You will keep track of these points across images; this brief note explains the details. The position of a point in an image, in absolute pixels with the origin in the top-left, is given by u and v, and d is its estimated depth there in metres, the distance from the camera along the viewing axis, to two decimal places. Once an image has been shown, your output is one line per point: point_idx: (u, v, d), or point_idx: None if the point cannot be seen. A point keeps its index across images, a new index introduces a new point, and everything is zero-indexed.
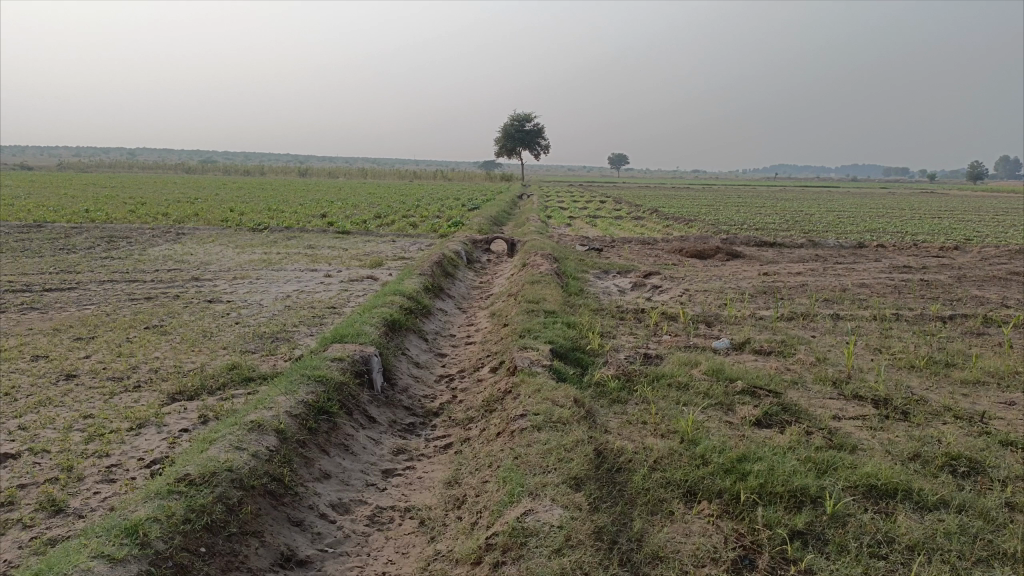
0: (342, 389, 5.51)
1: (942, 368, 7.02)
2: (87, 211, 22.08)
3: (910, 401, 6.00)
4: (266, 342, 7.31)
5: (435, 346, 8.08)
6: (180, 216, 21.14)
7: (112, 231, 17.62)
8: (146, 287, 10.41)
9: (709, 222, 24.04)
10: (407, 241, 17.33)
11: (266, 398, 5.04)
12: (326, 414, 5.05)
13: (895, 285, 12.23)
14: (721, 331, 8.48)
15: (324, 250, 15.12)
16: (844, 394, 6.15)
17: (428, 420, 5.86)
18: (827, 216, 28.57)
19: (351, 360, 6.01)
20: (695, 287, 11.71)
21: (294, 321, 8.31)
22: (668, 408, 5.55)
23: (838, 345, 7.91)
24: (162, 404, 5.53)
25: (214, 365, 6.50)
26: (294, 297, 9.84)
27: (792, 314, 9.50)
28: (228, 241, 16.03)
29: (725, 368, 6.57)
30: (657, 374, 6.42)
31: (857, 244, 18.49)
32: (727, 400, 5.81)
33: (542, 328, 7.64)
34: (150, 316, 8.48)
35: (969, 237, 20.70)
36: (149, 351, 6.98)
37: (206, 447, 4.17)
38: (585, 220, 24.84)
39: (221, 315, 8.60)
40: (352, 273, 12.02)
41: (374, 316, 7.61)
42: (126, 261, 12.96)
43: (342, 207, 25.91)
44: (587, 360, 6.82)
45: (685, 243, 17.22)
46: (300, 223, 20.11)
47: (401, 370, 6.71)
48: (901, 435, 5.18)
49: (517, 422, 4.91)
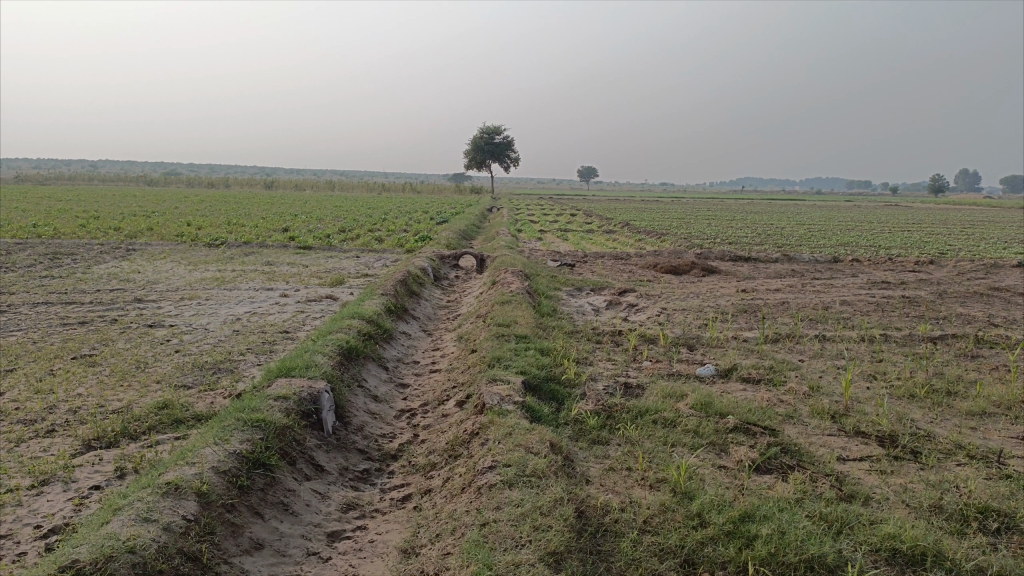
0: (284, 434, 4.80)
1: (944, 398, 6.50)
2: (34, 225, 21.03)
3: (917, 437, 5.45)
4: (206, 375, 6.57)
5: (396, 375, 7.39)
6: (133, 231, 20.18)
7: (58, 247, 16.63)
8: (83, 310, 9.56)
9: (682, 236, 23.68)
10: (371, 256, 16.60)
11: (190, 451, 4.32)
12: (262, 467, 4.35)
13: (877, 302, 11.79)
14: (704, 355, 7.90)
15: (283, 267, 14.34)
16: (846, 430, 5.58)
17: (385, 466, 5.18)
18: (799, 229, 28.44)
19: (297, 399, 5.31)
20: (673, 306, 11.15)
21: (241, 348, 7.57)
22: (654, 453, 4.95)
23: (830, 370, 7.37)
24: (75, 454, 4.78)
25: (143, 404, 5.74)
26: (245, 321, 9.07)
27: (777, 336, 8.96)
28: (180, 258, 15.17)
29: (713, 401, 5.98)
30: (640, 408, 5.80)
31: (832, 258, 18.15)
32: (719, 440, 5.20)
33: (513, 356, 6.99)
34: (81, 344, 7.66)
35: (942, 251, 20.45)
36: (72, 387, 6.19)
37: (108, 520, 3.44)
38: (557, 234, 24.38)
39: (161, 343, 7.81)
40: (310, 293, 11.28)
41: (329, 344, 6.90)
42: (66, 280, 12.04)
43: (306, 220, 25.13)
44: (562, 392, 6.19)
45: (660, 258, 16.71)
46: (260, 237, 19.28)
47: (355, 406, 6.01)
48: (916, 482, 4.62)
49: (484, 475, 4.25)
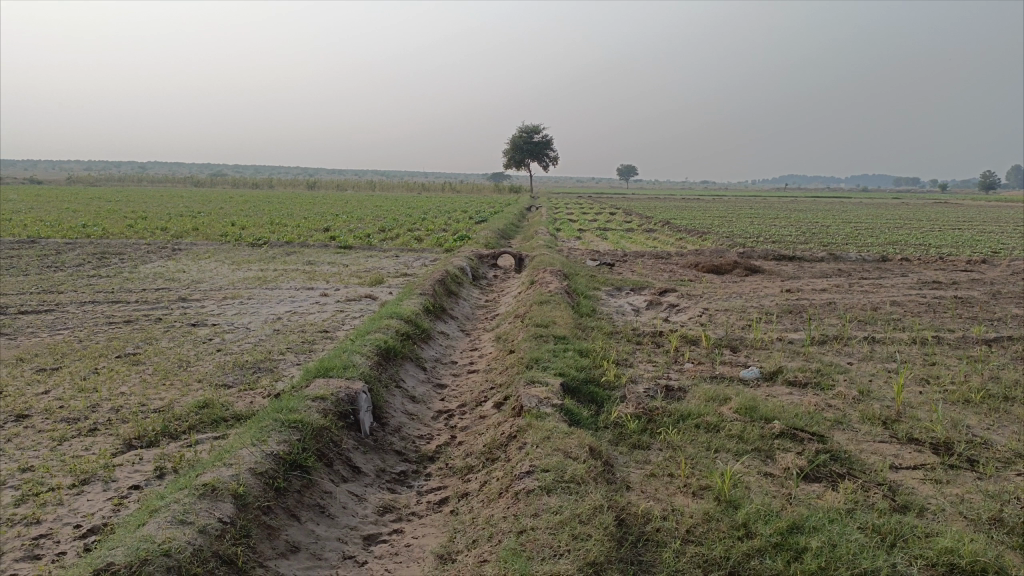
0: (322, 435, 4.78)
1: (1002, 403, 6.23)
2: (84, 225, 21.54)
3: (974, 445, 5.22)
4: (246, 375, 6.60)
5: (434, 375, 7.35)
6: (179, 230, 20.56)
7: (107, 246, 17.00)
8: (128, 309, 9.72)
9: (724, 234, 23.31)
10: (410, 256, 16.64)
11: (228, 451, 4.31)
12: (299, 468, 4.32)
13: (929, 303, 11.42)
14: (748, 358, 7.70)
15: (324, 266, 14.45)
16: (898, 437, 5.37)
17: (422, 468, 5.13)
18: (845, 227, 27.80)
19: (335, 400, 5.29)
20: (715, 306, 10.94)
21: (281, 348, 7.60)
22: (696, 459, 4.81)
23: (880, 374, 7.13)
24: (116, 453, 4.82)
25: (183, 403, 5.78)
26: (285, 320, 9.13)
27: (824, 337, 8.71)
28: (224, 257, 15.39)
29: (758, 406, 5.80)
30: (682, 412, 5.66)
31: (880, 257, 17.67)
32: (764, 446, 5.04)
33: (551, 357, 6.89)
34: (125, 343, 7.77)
35: (997, 250, 19.77)
36: (115, 386, 6.27)
37: (144, 521, 3.44)
38: (596, 233, 24.20)
39: (202, 342, 7.88)
40: (350, 292, 11.33)
41: (367, 344, 6.89)
42: (113, 280, 12.27)
43: (346, 220, 25.35)
44: (602, 395, 6.07)
45: (701, 258, 16.45)
46: (301, 237, 19.48)
47: (393, 407, 5.97)
48: (974, 493, 4.41)
49: (522, 480, 4.16)
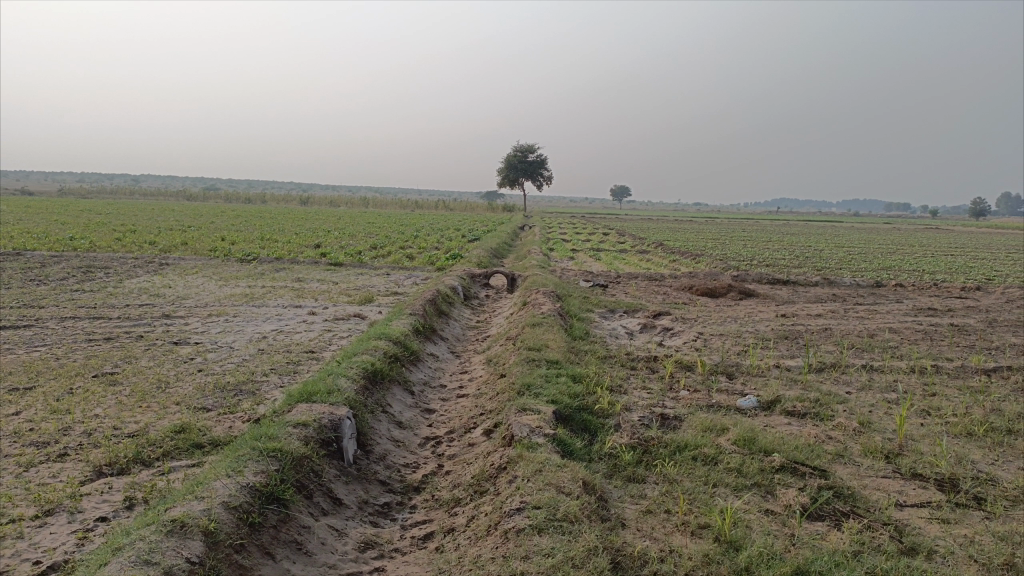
0: (302, 465, 4.55)
1: (1006, 437, 6.05)
2: (71, 238, 21.25)
3: (981, 482, 5.03)
4: (226, 397, 6.36)
5: (422, 400, 7.13)
6: (168, 245, 20.29)
7: (93, 260, 16.74)
8: (109, 326, 9.47)
9: (717, 257, 23.21)
10: (402, 274, 16.45)
11: (202, 483, 4.09)
12: (276, 501, 4.09)
13: (925, 330, 11.28)
14: (745, 385, 7.51)
15: (313, 284, 14.22)
16: (902, 471, 5.18)
17: (407, 499, 4.90)
18: (838, 251, 27.77)
19: (317, 426, 5.07)
20: (710, 330, 10.78)
21: (264, 369, 7.37)
22: (694, 494, 4.61)
23: (881, 404, 6.95)
24: (84, 481, 4.58)
25: (159, 427, 5.54)
26: (270, 339, 8.90)
27: (822, 365, 8.54)
28: (212, 273, 15.18)
29: (757, 437, 5.60)
30: (679, 443, 5.46)
31: (875, 282, 17.58)
32: (765, 481, 4.84)
33: (543, 383, 6.68)
34: (104, 361, 7.53)
35: (990, 277, 19.69)
36: (90, 407, 6.02)
37: (106, 561, 3.21)
38: (589, 253, 24.09)
39: (184, 361, 7.65)
40: (338, 311, 11.12)
41: (353, 366, 6.66)
42: (97, 295, 12.02)
43: (338, 236, 25.13)
44: (595, 423, 5.87)
45: (694, 280, 16.30)
46: (291, 253, 19.26)
47: (378, 433, 5.75)
48: (984, 533, 4.21)
49: (511, 517, 3.95)
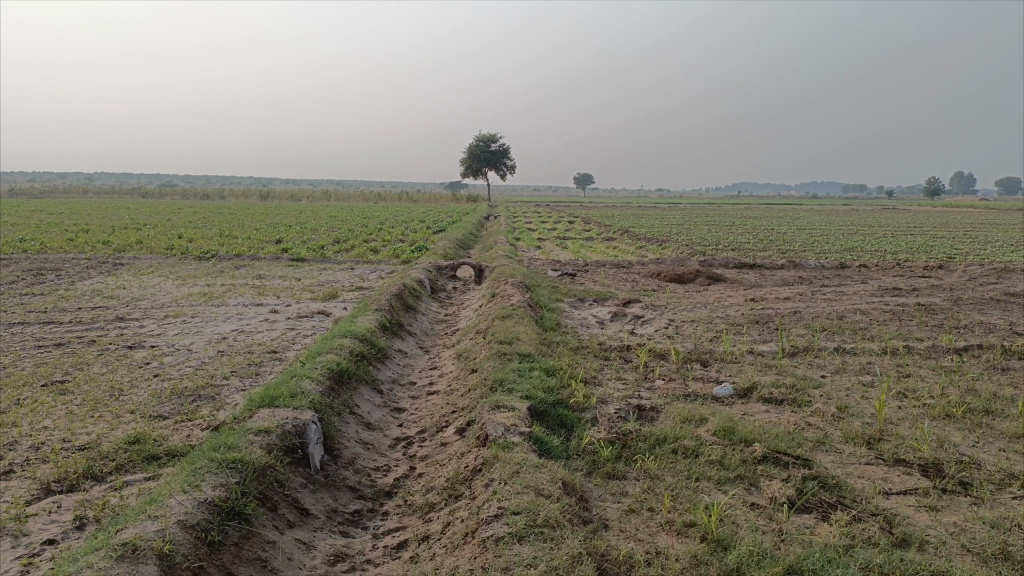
0: (265, 475, 4.30)
1: (983, 418, 6.00)
2: (20, 239, 20.44)
3: (964, 466, 4.95)
4: (184, 404, 6.05)
5: (391, 399, 6.89)
6: (122, 244, 19.61)
7: (43, 262, 16.11)
8: (60, 331, 9.02)
9: (684, 242, 23.23)
10: (367, 268, 16.11)
11: (156, 500, 3.81)
12: (237, 517, 3.83)
13: (893, 311, 11.30)
14: (720, 373, 7.40)
15: (274, 281, 13.82)
16: (884, 458, 5.09)
17: (378, 505, 4.66)
18: (801, 234, 27.99)
19: (281, 433, 4.81)
20: (681, 316, 10.68)
21: (225, 372, 7.06)
22: (678, 490, 4.45)
23: (856, 387, 6.88)
24: (31, 500, 4.28)
25: (112, 438, 5.22)
26: (231, 340, 8.57)
27: (795, 349, 8.46)
28: (168, 272, 14.69)
29: (737, 426, 5.47)
30: (658, 436, 5.29)
31: (839, 264, 17.69)
32: (748, 473, 4.70)
33: (516, 378, 6.48)
34: (54, 369, 7.14)
35: (951, 256, 19.94)
36: (37, 420, 5.67)
37: None
38: (556, 242, 23.97)
39: (139, 366, 7.29)
40: (302, 308, 10.79)
41: (318, 367, 6.39)
42: (47, 298, 11.51)
43: (300, 231, 24.60)
44: (571, 418, 5.69)
45: (662, 266, 16.22)
46: (252, 249, 18.77)
47: (346, 437, 5.50)
48: (972, 520, 4.13)
49: (489, 524, 3.74)
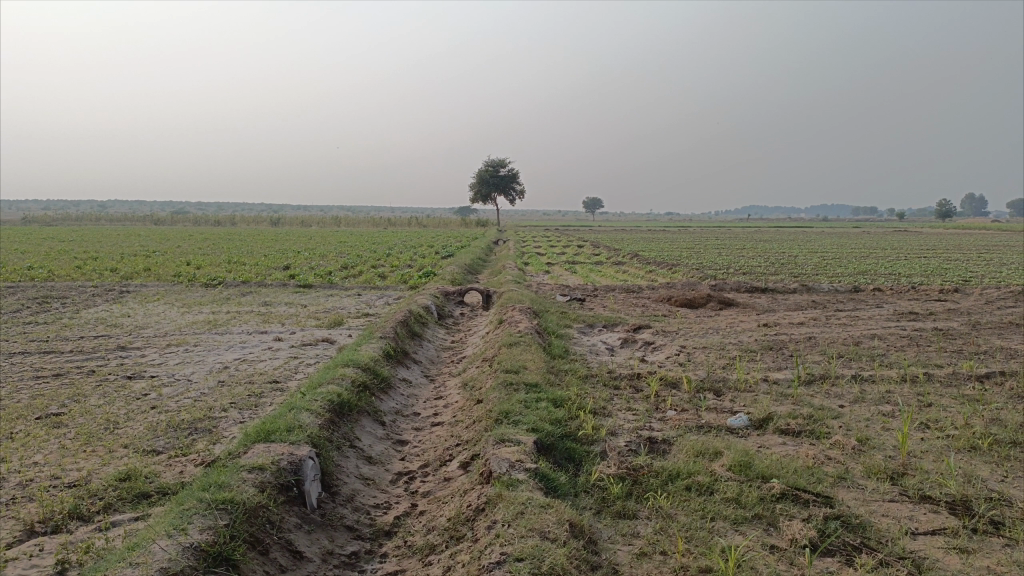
0: (257, 516, 4.09)
1: (1011, 450, 5.73)
2: (29, 267, 20.48)
3: (994, 503, 4.69)
4: (180, 438, 5.86)
5: (394, 431, 6.67)
6: (129, 271, 19.57)
7: (50, 290, 16.07)
8: (60, 361, 8.88)
9: (694, 266, 23.02)
10: (374, 294, 15.97)
11: (139, 544, 3.61)
12: (225, 563, 3.62)
13: (911, 336, 11.01)
14: (734, 402, 7.15)
15: (281, 308, 13.67)
16: (909, 494, 4.83)
17: (376, 546, 4.44)
18: (813, 256, 27.71)
19: (275, 470, 4.61)
20: (692, 343, 10.45)
21: (224, 403, 6.87)
22: (692, 531, 4.22)
23: (877, 418, 6.61)
24: (13, 542, 4.08)
25: (103, 475, 5.03)
26: (232, 370, 8.39)
27: (811, 376, 8.20)
28: (174, 300, 14.58)
29: (753, 461, 5.22)
30: (670, 471, 5.06)
31: (853, 287, 17.40)
32: (766, 512, 4.46)
33: (522, 409, 6.25)
34: (50, 401, 6.98)
35: (966, 279, 19.61)
36: (28, 455, 5.49)
37: None
38: (565, 266, 23.83)
39: (136, 398, 7.12)
40: (306, 336, 10.63)
41: (318, 399, 6.19)
42: (50, 327, 11.41)
43: (308, 257, 24.56)
44: (580, 453, 5.46)
45: (672, 291, 15.99)
46: (259, 276, 18.69)
47: (346, 472, 5.29)
48: (1006, 563, 3.87)
49: (490, 571, 3.52)
